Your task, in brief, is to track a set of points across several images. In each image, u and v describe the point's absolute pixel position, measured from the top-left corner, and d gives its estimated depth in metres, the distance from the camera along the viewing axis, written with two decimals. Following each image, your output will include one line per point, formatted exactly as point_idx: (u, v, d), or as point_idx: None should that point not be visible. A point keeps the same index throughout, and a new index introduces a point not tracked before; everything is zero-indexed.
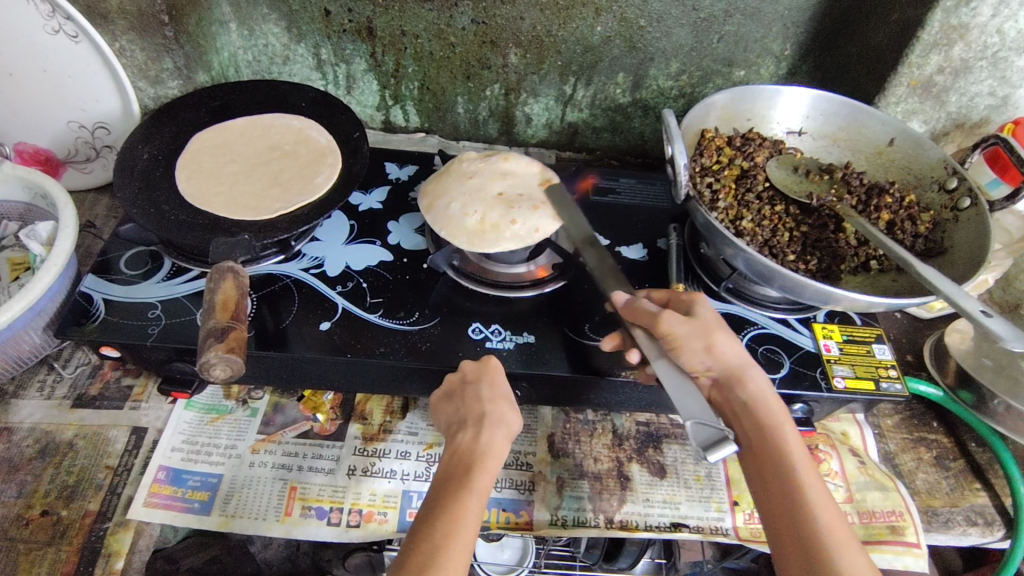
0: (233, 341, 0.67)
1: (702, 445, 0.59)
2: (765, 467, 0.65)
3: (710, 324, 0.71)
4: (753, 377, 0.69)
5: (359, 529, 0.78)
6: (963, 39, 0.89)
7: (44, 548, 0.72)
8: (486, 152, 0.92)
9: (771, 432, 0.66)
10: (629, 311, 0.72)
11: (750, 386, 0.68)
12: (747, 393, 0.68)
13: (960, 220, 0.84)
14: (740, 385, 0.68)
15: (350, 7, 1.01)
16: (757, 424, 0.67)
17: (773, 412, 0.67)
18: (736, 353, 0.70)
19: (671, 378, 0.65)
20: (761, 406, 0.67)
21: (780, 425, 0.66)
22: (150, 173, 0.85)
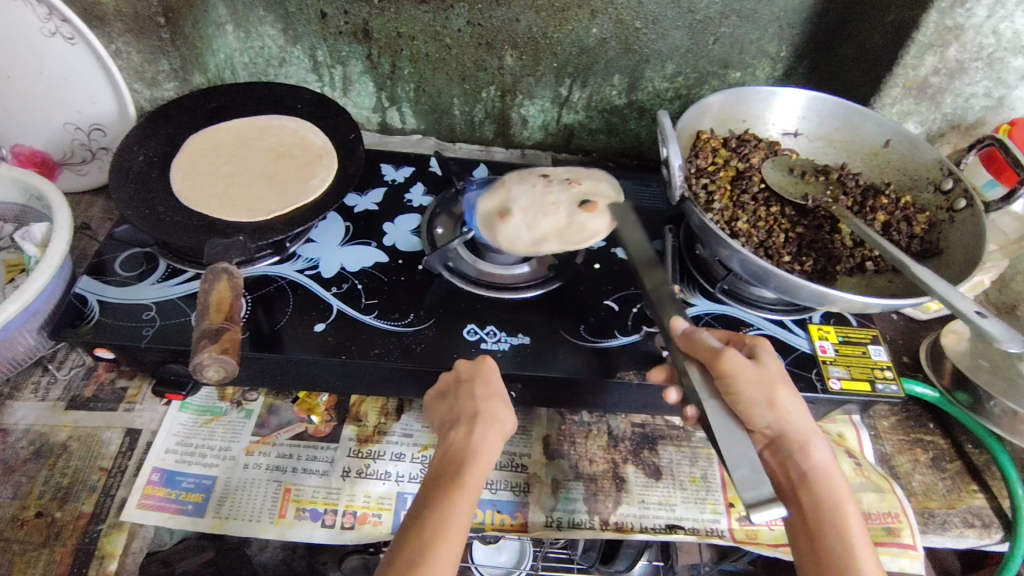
0: (226, 342, 0.67)
1: (748, 503, 0.57)
2: (815, 529, 0.64)
3: (774, 376, 0.69)
4: (818, 444, 0.68)
5: (353, 531, 0.78)
6: (958, 40, 0.89)
7: (39, 550, 0.72)
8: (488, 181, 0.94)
9: (830, 497, 0.65)
10: (686, 341, 0.69)
11: (815, 454, 0.67)
12: (811, 461, 0.67)
13: (955, 221, 0.85)
14: (805, 452, 0.67)
15: (346, 9, 1.01)
16: (813, 489, 0.65)
17: (834, 481, 0.66)
18: (802, 415, 0.68)
19: (723, 429, 0.64)
20: (824, 478, 0.66)
21: (838, 489, 0.66)
22: (146, 174, 0.85)
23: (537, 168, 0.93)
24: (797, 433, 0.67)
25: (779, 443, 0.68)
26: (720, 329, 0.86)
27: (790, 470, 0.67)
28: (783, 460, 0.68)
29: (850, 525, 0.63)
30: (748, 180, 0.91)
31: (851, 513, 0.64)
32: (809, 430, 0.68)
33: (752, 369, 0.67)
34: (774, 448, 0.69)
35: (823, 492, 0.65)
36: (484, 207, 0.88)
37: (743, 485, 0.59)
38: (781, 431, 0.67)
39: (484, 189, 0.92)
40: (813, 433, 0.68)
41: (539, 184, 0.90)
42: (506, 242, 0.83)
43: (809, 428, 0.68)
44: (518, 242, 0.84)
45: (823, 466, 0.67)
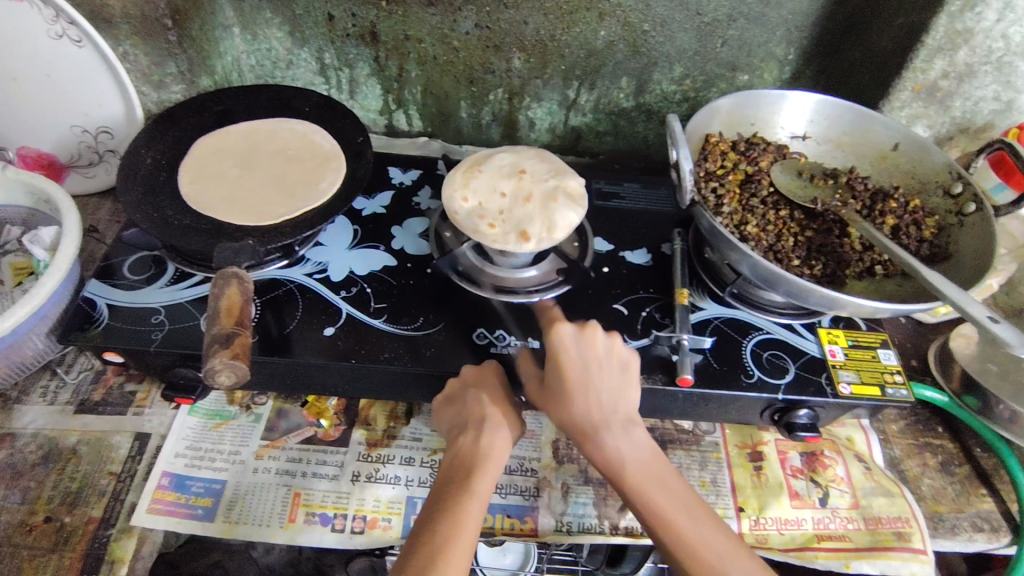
0: (238, 347, 0.67)
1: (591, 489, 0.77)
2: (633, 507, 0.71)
3: (570, 380, 0.72)
4: (612, 434, 0.71)
5: (363, 535, 0.77)
6: (967, 44, 0.89)
7: (47, 555, 0.71)
8: (454, 178, 0.88)
9: (623, 482, 0.70)
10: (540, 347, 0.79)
11: (597, 445, 0.71)
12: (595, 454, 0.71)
13: (965, 225, 0.84)
14: (587, 444, 0.72)
15: (354, 11, 1.01)
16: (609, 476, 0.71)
17: (626, 464, 0.70)
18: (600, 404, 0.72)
19: None
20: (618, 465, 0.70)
21: (627, 471, 0.70)
22: (154, 177, 0.85)
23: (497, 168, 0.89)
24: (584, 426, 0.72)
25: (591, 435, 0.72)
26: (730, 333, 0.86)
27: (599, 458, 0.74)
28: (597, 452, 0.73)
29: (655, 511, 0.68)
30: (757, 184, 0.91)
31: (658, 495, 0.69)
32: (595, 420, 0.71)
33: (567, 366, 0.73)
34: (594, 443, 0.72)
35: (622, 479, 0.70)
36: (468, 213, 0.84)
37: None
38: (575, 430, 0.73)
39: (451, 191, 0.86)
40: (594, 423, 0.71)
41: (516, 180, 0.88)
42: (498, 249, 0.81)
43: (591, 418, 0.72)
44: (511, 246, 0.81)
45: (608, 454, 0.71)
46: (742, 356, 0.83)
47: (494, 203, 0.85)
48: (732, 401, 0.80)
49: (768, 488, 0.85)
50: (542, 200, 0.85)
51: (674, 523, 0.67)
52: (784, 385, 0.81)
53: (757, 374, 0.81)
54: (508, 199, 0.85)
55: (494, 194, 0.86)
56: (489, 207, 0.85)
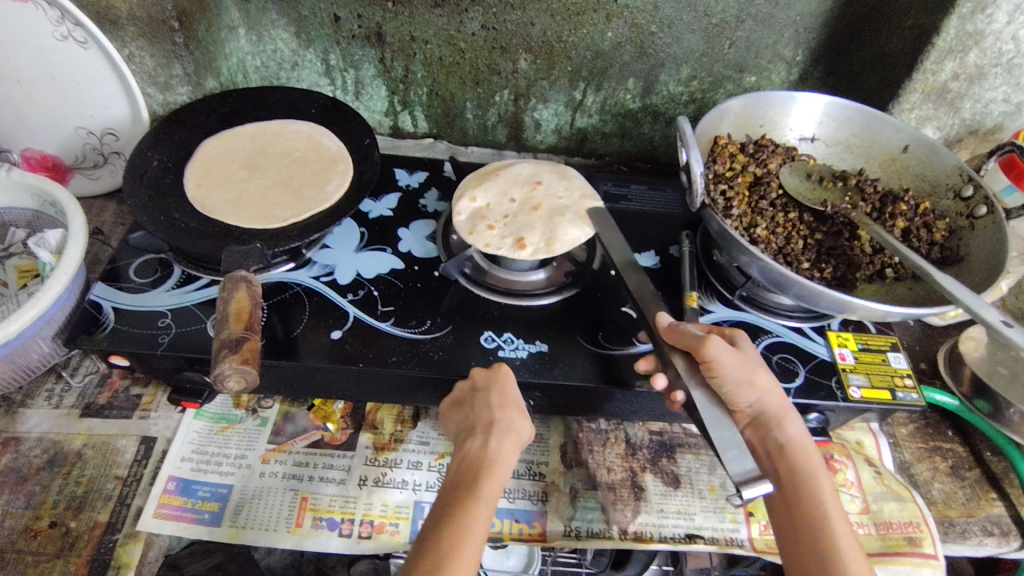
0: (247, 352, 0.67)
1: (738, 481, 0.61)
2: (798, 506, 0.65)
3: (763, 366, 0.71)
4: (792, 420, 0.69)
5: (371, 540, 0.77)
6: (978, 46, 0.88)
7: (52, 561, 0.71)
8: (462, 186, 0.91)
9: (805, 469, 0.66)
10: (672, 335, 0.71)
11: (789, 426, 0.68)
12: (786, 434, 0.68)
13: (977, 228, 0.84)
14: (779, 425, 0.68)
15: (360, 12, 1.00)
16: (792, 462, 0.66)
17: (808, 452, 0.67)
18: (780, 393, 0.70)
19: (709, 413, 0.66)
20: (799, 449, 0.67)
21: (812, 460, 0.67)
22: (160, 180, 0.85)
23: (513, 180, 0.91)
24: (773, 406, 0.69)
25: (758, 417, 0.69)
26: None
27: (768, 445, 0.68)
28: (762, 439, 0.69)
29: (830, 508, 0.64)
30: (766, 186, 0.90)
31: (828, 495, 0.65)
32: (781, 404, 0.69)
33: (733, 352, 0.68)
34: (755, 427, 0.69)
35: (798, 464, 0.66)
36: (472, 211, 0.86)
37: (733, 468, 0.62)
38: (762, 409, 0.69)
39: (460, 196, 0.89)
40: (786, 407, 0.70)
41: (530, 195, 0.88)
42: (490, 247, 0.81)
43: (782, 403, 0.70)
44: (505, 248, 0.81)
45: (798, 441, 0.68)
46: None
47: (502, 210, 0.86)
48: None
49: None
50: (547, 214, 0.85)
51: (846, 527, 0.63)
52: (794, 389, 0.80)
53: None
54: (516, 207, 0.86)
55: (503, 203, 0.87)
56: (495, 210, 0.86)
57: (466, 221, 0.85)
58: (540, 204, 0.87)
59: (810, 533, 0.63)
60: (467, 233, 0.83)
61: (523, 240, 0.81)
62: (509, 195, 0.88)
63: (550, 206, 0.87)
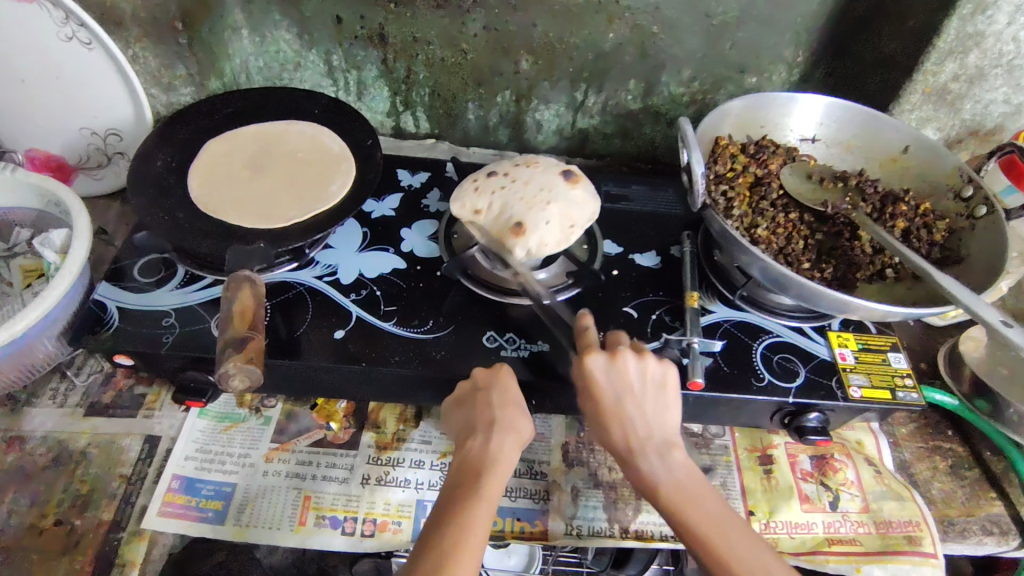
0: (251, 351, 0.68)
1: None
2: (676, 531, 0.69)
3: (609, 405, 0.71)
4: (642, 450, 0.70)
5: (374, 539, 0.77)
6: (978, 47, 0.89)
7: (58, 558, 0.71)
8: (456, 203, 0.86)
9: (661, 502, 0.68)
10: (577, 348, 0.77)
11: (635, 465, 0.70)
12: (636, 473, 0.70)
13: (977, 228, 0.84)
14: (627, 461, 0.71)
15: (363, 14, 1.01)
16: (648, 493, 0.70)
17: (661, 485, 0.68)
18: (627, 423, 0.70)
19: None
20: (649, 477, 0.69)
21: (665, 492, 0.68)
22: (164, 180, 0.85)
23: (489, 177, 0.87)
24: (625, 447, 0.70)
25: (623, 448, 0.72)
26: (740, 336, 0.86)
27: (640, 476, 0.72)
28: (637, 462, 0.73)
29: (692, 535, 0.66)
30: (767, 186, 0.91)
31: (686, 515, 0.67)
32: (629, 436, 0.70)
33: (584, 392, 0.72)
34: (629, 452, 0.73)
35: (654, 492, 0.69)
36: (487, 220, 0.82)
37: None
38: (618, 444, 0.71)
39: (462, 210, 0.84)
40: (636, 443, 0.70)
41: (513, 174, 0.87)
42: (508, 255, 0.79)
43: (629, 440, 0.70)
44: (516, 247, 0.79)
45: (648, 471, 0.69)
46: (752, 359, 0.83)
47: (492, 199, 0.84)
48: (742, 404, 0.80)
49: (779, 491, 0.85)
50: (542, 192, 0.84)
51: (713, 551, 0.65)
52: (794, 389, 0.80)
53: (768, 378, 0.81)
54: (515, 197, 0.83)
55: (489, 191, 0.85)
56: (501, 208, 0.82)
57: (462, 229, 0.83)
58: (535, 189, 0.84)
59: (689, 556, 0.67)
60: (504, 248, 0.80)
61: (533, 229, 0.79)
62: (490, 181, 0.86)
63: (538, 179, 0.85)
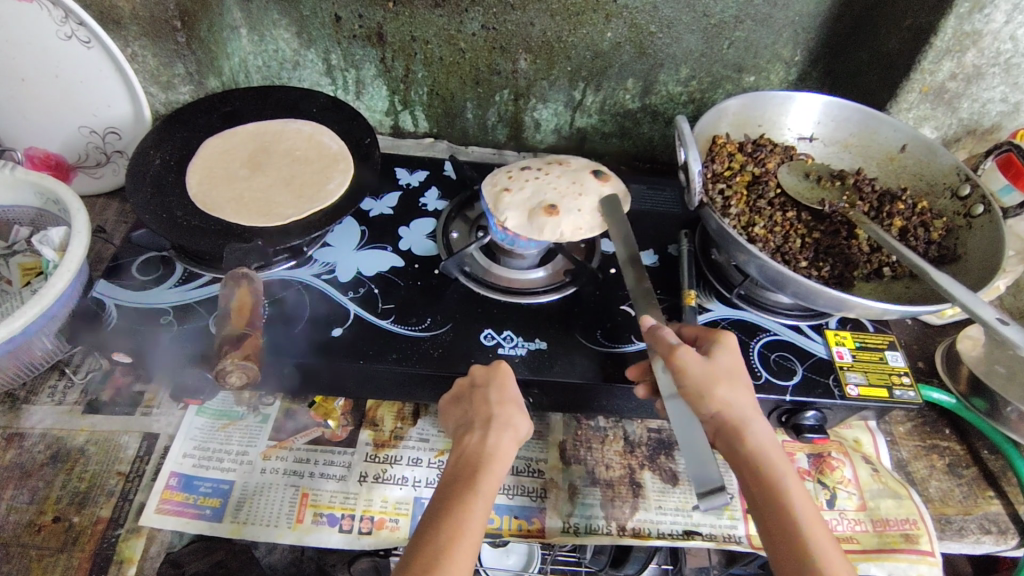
0: (248, 349, 0.68)
1: (698, 491, 0.64)
2: (770, 519, 0.64)
3: (728, 373, 0.68)
4: (755, 426, 0.67)
5: (371, 536, 0.77)
6: (976, 45, 0.89)
7: (56, 555, 0.72)
8: (484, 188, 0.86)
9: (773, 481, 0.65)
10: (649, 334, 0.71)
11: (750, 437, 0.66)
12: (748, 447, 0.66)
13: (974, 227, 0.84)
14: (739, 437, 0.66)
15: (361, 13, 1.01)
16: (757, 473, 0.65)
17: (775, 462, 0.66)
18: (743, 396, 0.68)
19: (679, 419, 0.69)
20: (762, 457, 0.66)
21: (779, 468, 0.66)
22: (163, 178, 0.86)
23: (521, 171, 0.89)
24: (736, 418, 0.67)
25: (720, 428, 0.68)
26: (737, 334, 0.86)
27: (733, 457, 0.67)
28: (724, 448, 0.68)
29: (801, 516, 0.63)
30: (764, 185, 0.91)
31: (797, 495, 0.64)
32: (745, 411, 0.67)
33: (700, 360, 0.68)
34: (717, 436, 0.69)
35: (764, 473, 0.65)
36: (518, 203, 0.83)
37: (695, 477, 0.64)
38: (724, 419, 0.67)
39: (491, 193, 0.84)
40: (749, 415, 0.67)
41: (546, 168, 0.89)
42: (539, 232, 0.80)
43: (745, 410, 0.67)
44: (547, 225, 0.80)
45: (762, 447, 0.66)
46: (749, 358, 0.83)
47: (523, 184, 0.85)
48: None
49: None
50: (574, 184, 0.86)
51: (821, 535, 0.62)
52: (791, 387, 0.80)
53: (765, 376, 0.81)
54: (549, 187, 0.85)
55: (523, 179, 0.87)
56: (535, 196, 0.84)
57: (491, 203, 0.84)
58: (565, 182, 0.86)
59: (787, 547, 0.62)
60: (537, 230, 0.80)
61: (567, 214, 0.81)
62: (524, 172, 0.88)
63: (569, 174, 0.88)
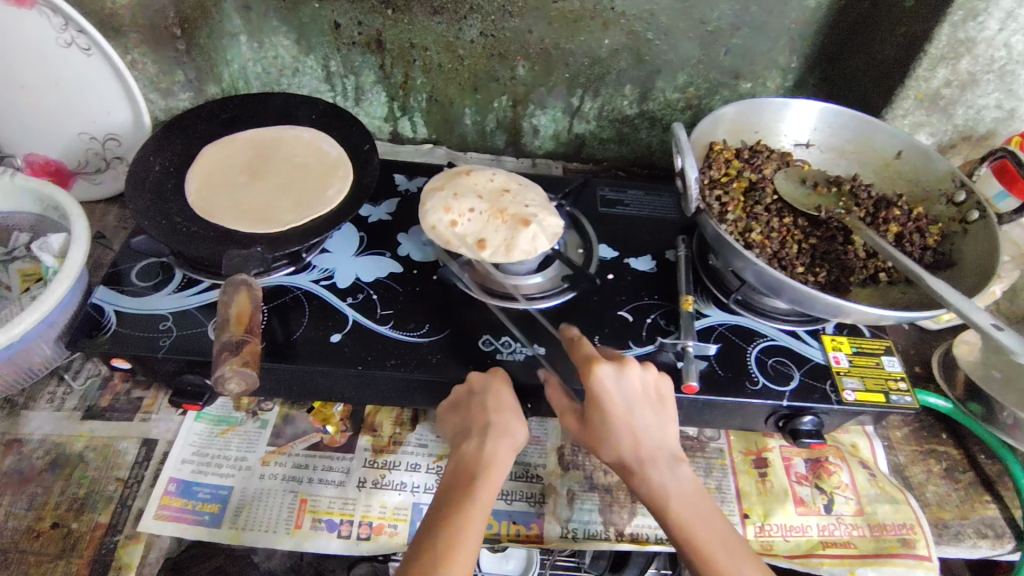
0: (247, 354, 0.69)
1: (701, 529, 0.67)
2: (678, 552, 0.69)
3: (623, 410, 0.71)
4: (651, 466, 0.70)
5: (370, 541, 0.78)
6: (970, 53, 0.89)
7: (55, 561, 0.72)
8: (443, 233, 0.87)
9: (670, 520, 0.68)
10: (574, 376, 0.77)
11: (646, 481, 0.70)
12: (645, 489, 0.70)
13: (969, 232, 0.85)
14: (638, 478, 0.71)
15: (360, 20, 1.01)
16: (656, 512, 0.70)
17: (669, 500, 0.69)
18: (634, 441, 0.70)
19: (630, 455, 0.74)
20: (656, 497, 0.69)
21: (676, 506, 0.69)
22: (162, 185, 0.86)
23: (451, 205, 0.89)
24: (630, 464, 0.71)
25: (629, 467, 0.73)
26: (735, 340, 0.86)
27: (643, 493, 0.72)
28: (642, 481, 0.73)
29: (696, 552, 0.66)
30: (761, 191, 0.91)
31: (695, 531, 0.67)
32: (636, 455, 0.71)
33: (586, 418, 0.72)
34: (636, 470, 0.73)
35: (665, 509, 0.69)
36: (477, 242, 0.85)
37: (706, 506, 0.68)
38: (624, 462, 0.71)
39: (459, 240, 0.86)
40: (640, 460, 0.70)
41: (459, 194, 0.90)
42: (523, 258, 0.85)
43: (638, 455, 0.70)
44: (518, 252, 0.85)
45: (656, 489, 0.69)
46: (747, 363, 0.83)
47: (454, 213, 0.88)
48: (736, 408, 0.80)
49: (773, 495, 0.85)
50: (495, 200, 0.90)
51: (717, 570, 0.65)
52: (790, 392, 0.81)
53: (762, 381, 0.81)
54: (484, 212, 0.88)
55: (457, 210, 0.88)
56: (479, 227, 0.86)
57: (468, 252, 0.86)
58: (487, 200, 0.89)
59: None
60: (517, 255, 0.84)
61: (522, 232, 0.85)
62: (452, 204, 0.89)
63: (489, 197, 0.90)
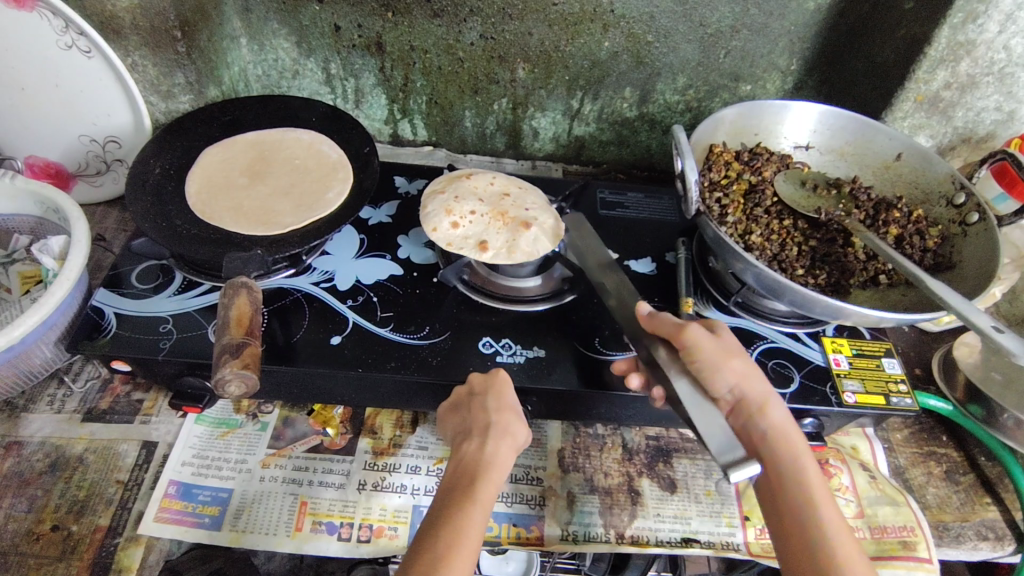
0: (248, 357, 0.68)
1: (727, 466, 0.59)
2: (784, 501, 0.64)
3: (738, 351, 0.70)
4: (773, 403, 0.68)
5: (370, 544, 0.77)
6: (969, 55, 0.89)
7: (55, 564, 0.71)
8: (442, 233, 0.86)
9: (792, 461, 0.65)
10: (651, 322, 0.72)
11: (770, 415, 0.67)
12: (766, 426, 0.66)
13: (969, 235, 0.85)
14: (759, 415, 0.67)
15: (360, 22, 1.02)
16: (775, 452, 0.65)
17: (791, 441, 0.66)
18: (757, 377, 0.69)
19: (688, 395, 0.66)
20: (779, 436, 0.66)
21: (796, 449, 0.66)
22: (162, 187, 0.86)
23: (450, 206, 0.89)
24: (748, 397, 0.67)
25: (737, 405, 0.68)
26: None
27: (751, 434, 0.67)
28: (742, 422, 0.68)
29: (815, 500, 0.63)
30: (761, 194, 0.91)
31: (814, 478, 0.65)
32: (761, 390, 0.68)
33: (712, 339, 0.68)
34: (734, 412, 0.69)
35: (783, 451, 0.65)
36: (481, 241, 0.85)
37: (718, 451, 0.60)
38: (741, 394, 0.68)
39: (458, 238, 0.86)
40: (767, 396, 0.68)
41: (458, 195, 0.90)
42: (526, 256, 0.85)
43: (762, 390, 0.68)
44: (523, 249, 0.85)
45: (777, 427, 0.67)
46: None
47: (454, 214, 0.88)
48: None
49: None
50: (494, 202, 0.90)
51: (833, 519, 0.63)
52: (789, 394, 0.81)
53: None
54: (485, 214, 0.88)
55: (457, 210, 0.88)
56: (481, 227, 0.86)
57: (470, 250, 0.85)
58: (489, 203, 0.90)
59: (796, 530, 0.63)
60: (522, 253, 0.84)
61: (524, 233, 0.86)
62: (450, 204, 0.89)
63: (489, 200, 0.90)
